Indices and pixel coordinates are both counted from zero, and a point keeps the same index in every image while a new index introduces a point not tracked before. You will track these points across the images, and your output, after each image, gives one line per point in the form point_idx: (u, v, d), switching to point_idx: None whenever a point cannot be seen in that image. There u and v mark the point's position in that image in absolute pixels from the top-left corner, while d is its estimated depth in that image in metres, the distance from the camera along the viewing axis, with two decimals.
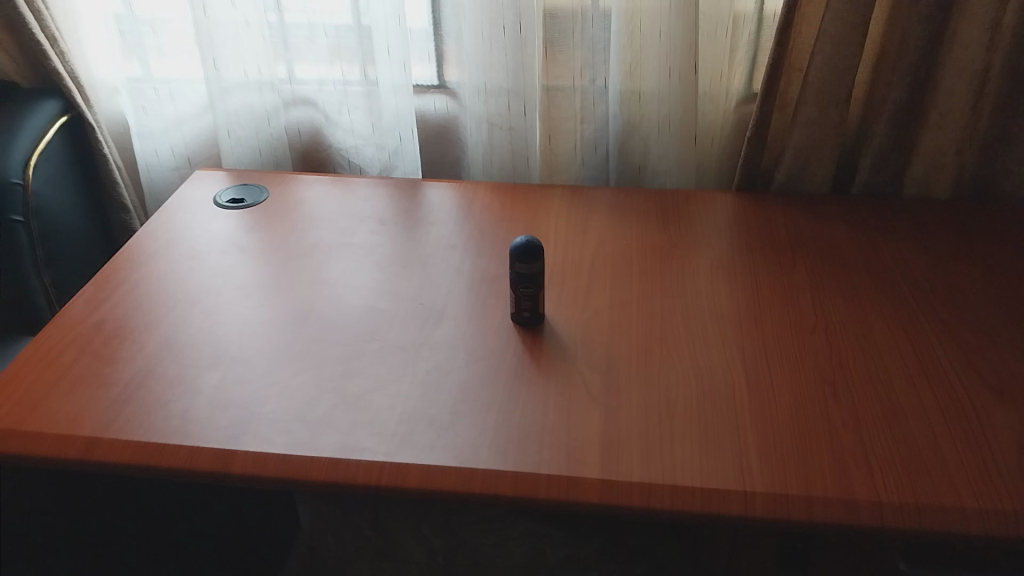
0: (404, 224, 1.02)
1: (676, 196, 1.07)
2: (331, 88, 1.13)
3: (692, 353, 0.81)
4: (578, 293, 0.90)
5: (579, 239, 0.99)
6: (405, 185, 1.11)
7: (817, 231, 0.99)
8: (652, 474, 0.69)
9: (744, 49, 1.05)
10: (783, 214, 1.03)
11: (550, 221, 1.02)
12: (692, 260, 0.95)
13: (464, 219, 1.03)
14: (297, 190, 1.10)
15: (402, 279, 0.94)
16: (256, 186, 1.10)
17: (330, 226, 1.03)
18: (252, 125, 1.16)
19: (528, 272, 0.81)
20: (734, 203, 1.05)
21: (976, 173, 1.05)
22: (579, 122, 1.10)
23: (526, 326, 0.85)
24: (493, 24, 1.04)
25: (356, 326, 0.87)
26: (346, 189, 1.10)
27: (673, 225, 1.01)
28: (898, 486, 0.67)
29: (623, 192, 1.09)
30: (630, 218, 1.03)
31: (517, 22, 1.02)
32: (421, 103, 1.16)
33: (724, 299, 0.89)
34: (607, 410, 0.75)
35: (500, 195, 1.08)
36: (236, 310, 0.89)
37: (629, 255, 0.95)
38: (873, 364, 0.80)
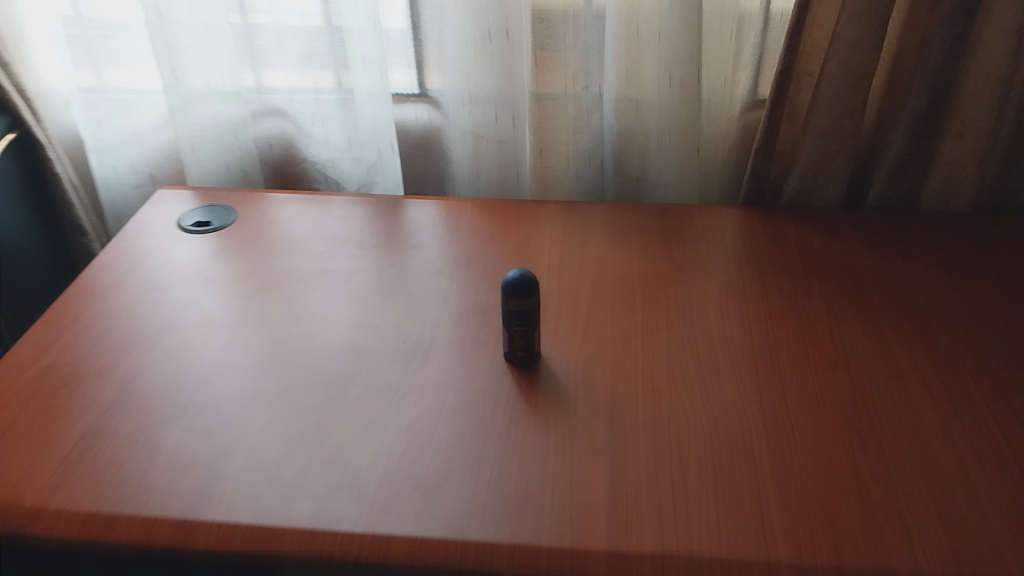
0: (386, 248, 0.94)
1: (676, 212, 0.99)
2: (303, 97, 1.05)
3: (702, 391, 0.73)
4: (575, 321, 0.81)
5: (574, 259, 0.90)
6: (386, 204, 1.03)
7: (831, 249, 0.92)
8: (664, 541, 0.60)
9: (750, 52, 0.97)
10: (793, 230, 0.95)
11: (545, 242, 0.94)
12: (696, 283, 0.87)
13: (451, 241, 0.95)
14: (270, 210, 1.02)
15: (383, 312, 0.84)
16: (223, 207, 1.02)
17: (304, 251, 0.93)
18: (217, 139, 1.07)
19: (523, 309, 0.73)
20: (739, 219, 0.97)
21: (998, 183, 0.98)
22: (573, 133, 1.03)
23: (521, 367, 0.76)
24: (477, 29, 0.96)
25: (332, 367, 0.77)
26: (322, 208, 1.02)
27: (675, 244, 0.93)
28: (938, 546, 0.59)
29: (621, 207, 1.01)
30: (629, 237, 0.95)
31: (503, 28, 0.94)
32: (401, 113, 1.08)
33: (733, 327, 0.81)
34: (611, 462, 0.66)
35: (489, 214, 1.00)
36: (200, 351, 0.80)
37: (630, 278, 0.87)
38: (899, 401, 0.72)
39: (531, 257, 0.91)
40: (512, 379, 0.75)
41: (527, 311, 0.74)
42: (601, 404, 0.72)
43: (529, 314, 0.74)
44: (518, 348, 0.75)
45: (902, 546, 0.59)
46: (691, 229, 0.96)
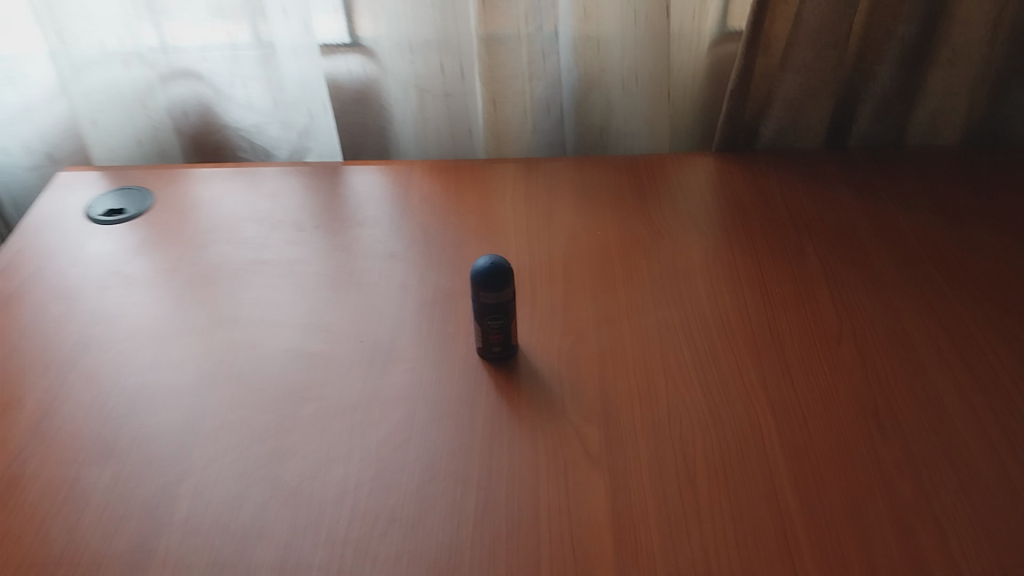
0: (329, 229, 0.83)
1: (649, 166, 0.91)
2: (217, 55, 0.91)
3: (704, 380, 0.66)
4: (553, 306, 0.73)
5: (544, 231, 0.82)
6: (325, 173, 0.91)
7: (819, 202, 0.85)
8: (682, 562, 0.54)
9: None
10: (776, 181, 0.88)
11: (507, 211, 0.85)
12: (682, 251, 0.79)
13: (404, 215, 0.85)
14: (192, 189, 0.90)
15: (333, 310, 0.73)
16: (138, 189, 0.89)
17: (235, 238, 0.82)
18: (123, 110, 0.93)
19: (498, 302, 0.64)
20: (716, 172, 0.90)
21: (986, 113, 0.92)
22: (528, 79, 0.90)
23: (495, 364, 0.68)
24: None
25: (282, 378, 0.67)
26: (251, 181, 0.90)
27: (652, 204, 0.85)
28: (970, 544, 0.55)
29: (588, 162, 0.92)
30: (601, 199, 0.86)
31: None
32: (331, 67, 0.93)
33: (727, 300, 0.74)
34: (613, 471, 0.60)
35: (442, 180, 0.90)
36: (125, 369, 0.69)
37: (609, 250, 0.79)
38: (912, 377, 0.67)
39: (495, 229, 0.82)
40: (489, 379, 0.67)
41: (503, 304, 0.64)
42: (594, 404, 0.65)
43: (504, 307, 0.65)
44: (494, 342, 0.67)
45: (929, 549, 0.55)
46: (667, 185, 0.88)
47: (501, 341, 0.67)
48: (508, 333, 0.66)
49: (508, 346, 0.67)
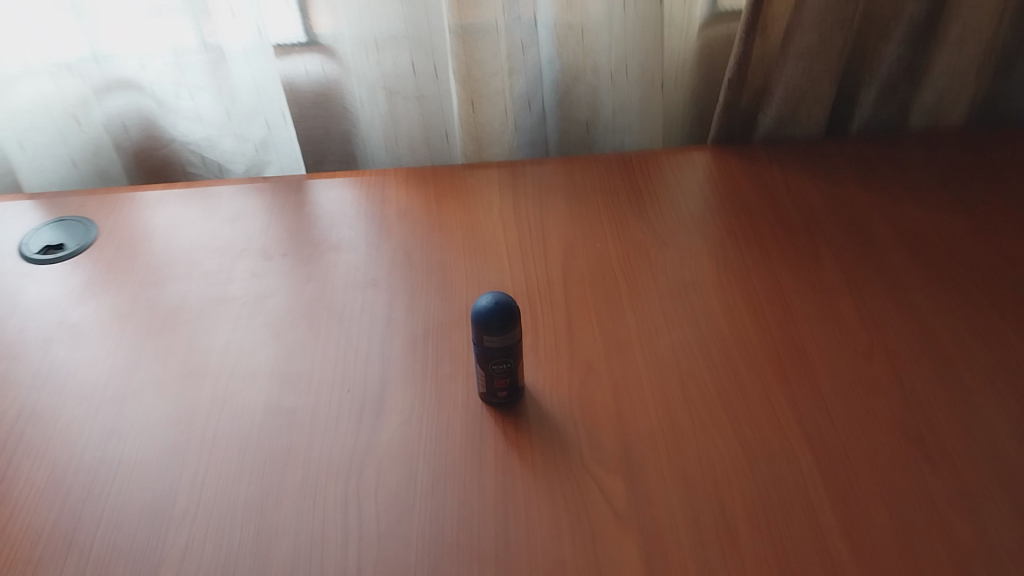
0: (299, 256, 0.75)
1: (643, 164, 0.84)
2: (158, 63, 0.81)
3: (731, 414, 0.60)
4: (557, 335, 0.66)
5: (538, 247, 0.75)
6: (289, 190, 0.83)
7: (829, 196, 0.79)
8: None
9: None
10: (780, 175, 0.82)
11: (493, 224, 0.78)
12: (690, 261, 0.73)
13: (380, 235, 0.77)
14: (141, 216, 0.80)
15: (311, 353, 0.65)
16: (79, 220, 0.80)
17: (194, 272, 0.73)
18: (53, 128, 0.83)
19: (503, 345, 0.58)
20: (715, 166, 0.83)
21: (989, 90, 0.87)
22: (508, 76, 0.82)
23: (500, 408, 0.61)
24: None
25: (260, 440, 0.59)
26: (207, 203, 0.82)
27: (650, 208, 0.79)
28: None
29: (576, 164, 0.85)
30: (595, 205, 0.79)
31: None
32: (287, 68, 0.84)
33: (745, 316, 0.68)
34: (645, 532, 0.54)
35: (420, 193, 0.82)
36: (81, 438, 0.60)
37: (611, 264, 0.73)
38: (953, 392, 0.61)
39: (485, 248, 0.75)
40: (495, 428, 0.60)
41: (509, 346, 0.58)
42: (613, 450, 0.58)
43: (510, 349, 0.58)
44: (501, 388, 0.60)
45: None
46: (663, 185, 0.81)
47: (509, 386, 0.60)
48: (515, 375, 0.60)
49: (517, 390, 0.61)
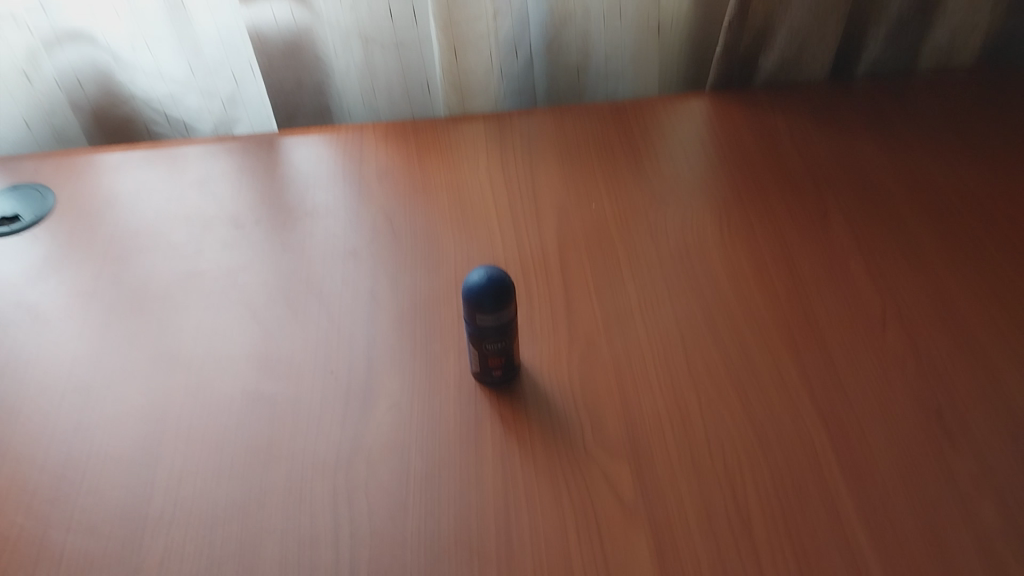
0: (273, 223, 0.70)
1: (639, 115, 0.79)
2: (111, 14, 0.74)
3: (739, 389, 0.57)
4: (554, 307, 0.63)
5: (530, 211, 0.70)
6: (260, 149, 0.77)
7: (835, 146, 0.75)
8: None
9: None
10: (785, 124, 0.77)
11: (481, 184, 0.73)
12: (691, 221, 0.69)
13: (361, 199, 0.72)
14: (101, 181, 0.75)
15: (291, 335, 0.61)
16: (34, 186, 0.74)
17: (161, 245, 0.68)
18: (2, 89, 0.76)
19: (497, 325, 0.53)
20: (715, 115, 0.78)
21: (1002, 27, 0.82)
22: (492, 20, 0.75)
23: (495, 388, 0.58)
24: None
25: (239, 431, 0.56)
26: (172, 165, 0.76)
27: (647, 163, 0.74)
28: None
29: (566, 114, 0.79)
30: (588, 162, 0.75)
31: None
32: (256, 14, 0.76)
33: (750, 281, 0.64)
34: (654, 520, 0.51)
35: (402, 150, 0.76)
36: (46, 434, 0.56)
37: (608, 227, 0.68)
38: (971, 359, 0.58)
39: (474, 212, 0.70)
40: (491, 409, 0.57)
41: (503, 325, 0.53)
42: (619, 434, 0.55)
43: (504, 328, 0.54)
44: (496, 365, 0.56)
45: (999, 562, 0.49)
46: (661, 139, 0.76)
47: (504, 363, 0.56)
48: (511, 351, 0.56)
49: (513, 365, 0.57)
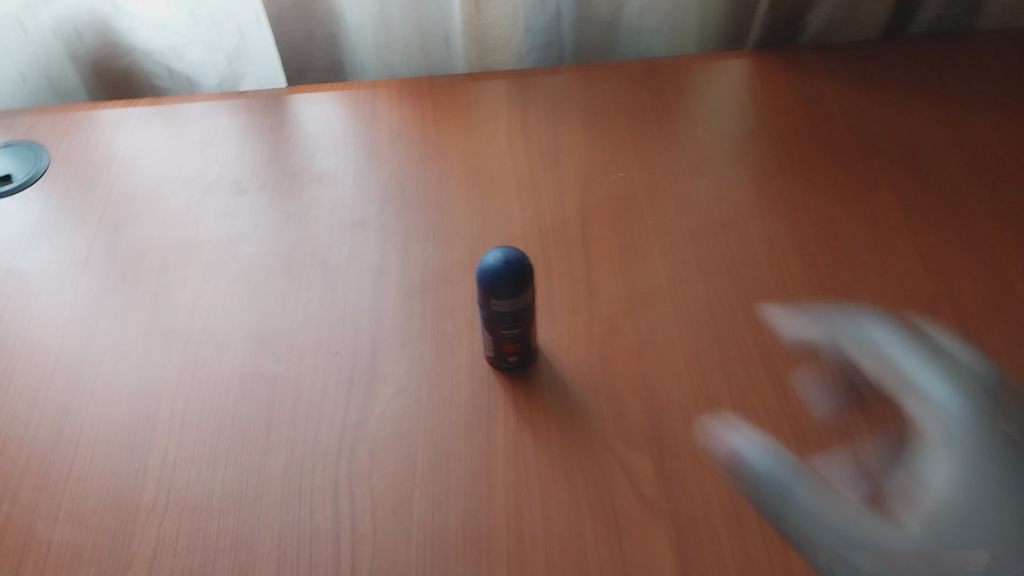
0: (279, 188, 0.66)
1: (672, 74, 0.73)
2: None
3: (775, 377, 0.53)
4: (575, 286, 0.58)
5: (552, 179, 0.66)
6: (266, 107, 0.73)
7: (886, 111, 0.69)
8: None
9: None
10: (832, 88, 0.71)
11: (501, 149, 0.68)
12: (726, 192, 0.64)
13: (372, 164, 0.67)
14: (99, 139, 0.71)
15: (292, 311, 0.58)
16: (28, 144, 0.70)
17: (159, 211, 0.65)
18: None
19: (514, 311, 0.49)
20: (756, 76, 0.72)
21: None
22: None
23: (510, 372, 0.54)
24: None
25: (235, 411, 0.53)
26: (174, 123, 0.72)
27: (681, 129, 0.69)
28: None
29: (594, 73, 0.74)
30: (617, 127, 0.69)
31: None
32: None
33: (789, 257, 0.59)
34: (679, 522, 0.47)
35: (417, 111, 0.72)
36: (34, 415, 0.54)
37: (636, 197, 0.64)
38: None
39: (492, 181, 0.66)
40: (505, 396, 0.53)
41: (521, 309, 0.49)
42: (643, 425, 0.51)
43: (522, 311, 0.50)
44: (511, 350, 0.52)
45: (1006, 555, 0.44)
46: (697, 104, 0.71)
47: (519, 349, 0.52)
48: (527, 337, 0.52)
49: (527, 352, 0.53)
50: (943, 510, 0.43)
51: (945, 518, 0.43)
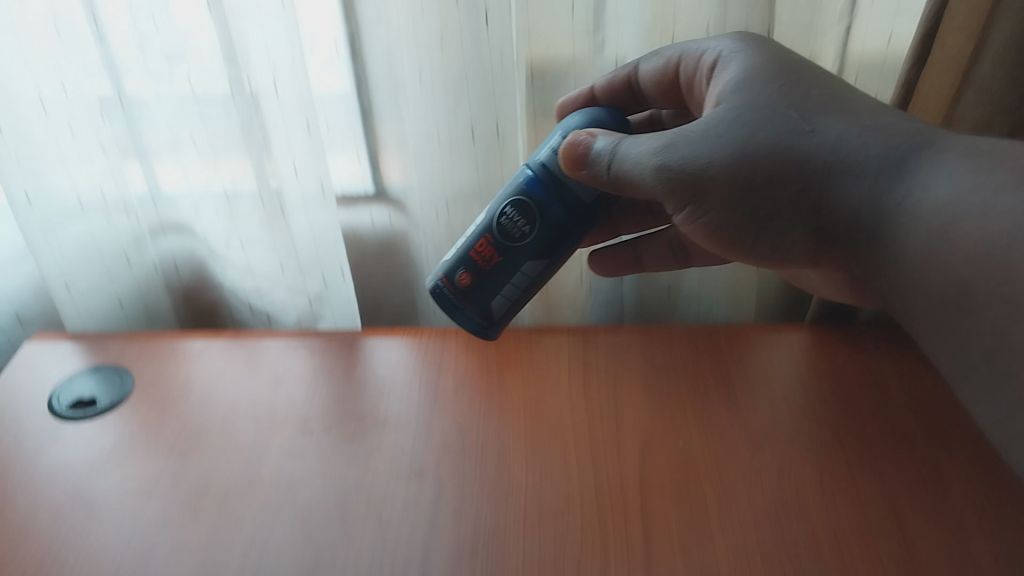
0: (343, 431, 0.68)
1: (732, 347, 0.76)
2: (209, 212, 0.80)
3: (779, 451, 0.65)
4: (633, 556, 0.56)
5: (611, 445, 0.66)
6: (341, 351, 0.77)
7: (950, 402, 0.69)
8: (743, 562, 0.56)
9: (835, 19, 0.71)
10: (895, 375, 0.72)
11: (562, 404, 0.70)
12: (787, 471, 0.63)
13: (436, 412, 0.70)
14: (180, 370, 0.75)
15: (343, 563, 0.57)
16: (115, 369, 0.75)
17: (227, 443, 0.67)
18: (103, 268, 0.81)
19: (532, 227, 0.59)
20: (815, 356, 0.75)
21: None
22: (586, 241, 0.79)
23: (475, 289, 0.62)
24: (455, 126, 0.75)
25: None
26: (251, 359, 0.76)
27: (742, 404, 0.69)
28: None
29: (656, 338, 0.77)
30: (675, 391, 0.71)
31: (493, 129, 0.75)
32: (353, 218, 0.85)
33: (848, 532, 0.58)
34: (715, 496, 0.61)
35: (483, 361, 0.75)
36: None
37: (692, 467, 0.63)
38: None
39: (553, 443, 0.66)
40: None
41: (576, 216, 0.59)
42: None
43: (567, 224, 0.59)
44: (495, 256, 0.61)
45: (859, 289, 0.59)
46: (758, 379, 0.72)
47: (505, 260, 0.61)
48: (511, 297, 0.63)
49: (483, 289, 0.62)
50: (724, 121, 0.56)
51: (757, 94, 0.56)
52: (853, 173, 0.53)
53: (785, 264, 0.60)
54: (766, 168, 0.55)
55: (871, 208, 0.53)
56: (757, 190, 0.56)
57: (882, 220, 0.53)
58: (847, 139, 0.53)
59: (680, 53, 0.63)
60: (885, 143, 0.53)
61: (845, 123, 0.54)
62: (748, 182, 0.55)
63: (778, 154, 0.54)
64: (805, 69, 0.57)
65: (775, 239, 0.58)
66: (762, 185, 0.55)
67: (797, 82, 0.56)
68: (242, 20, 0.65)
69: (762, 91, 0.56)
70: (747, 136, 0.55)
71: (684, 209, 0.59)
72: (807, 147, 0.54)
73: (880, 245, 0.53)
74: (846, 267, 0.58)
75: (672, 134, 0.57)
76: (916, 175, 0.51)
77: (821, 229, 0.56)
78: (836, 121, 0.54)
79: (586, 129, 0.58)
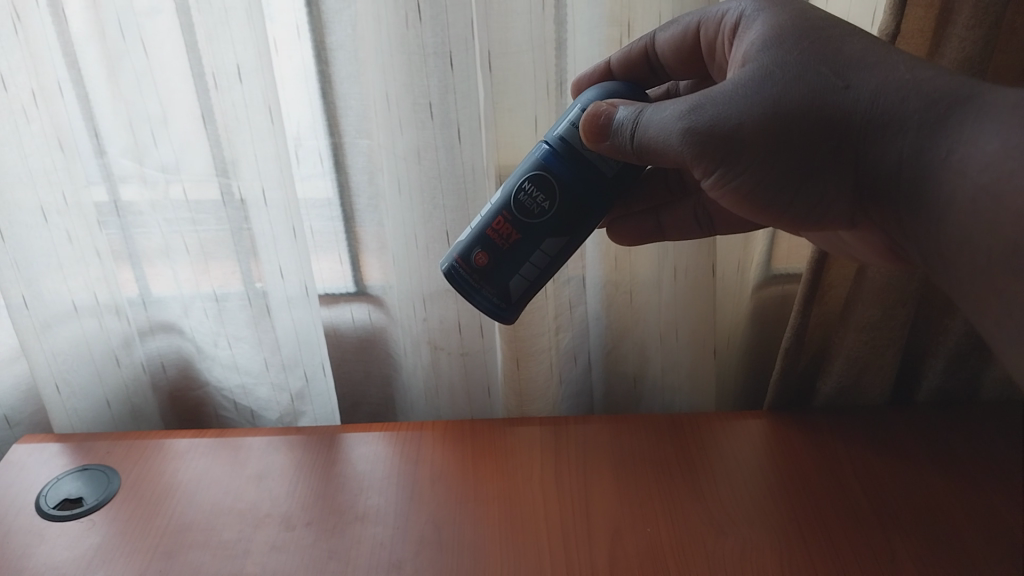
0: (324, 525, 0.70)
1: (694, 433, 0.80)
2: (198, 310, 0.85)
3: (741, 532, 0.68)
4: None
5: (582, 531, 0.69)
6: (321, 446, 0.80)
7: (898, 482, 0.74)
8: None
9: None
10: (847, 456, 0.77)
11: (535, 492, 0.73)
12: (749, 550, 0.66)
13: (414, 504, 0.72)
14: (165, 469, 0.77)
15: None
16: (101, 469, 0.77)
17: (211, 539, 0.69)
18: (92, 371, 0.84)
19: (548, 204, 0.60)
20: (772, 441, 0.79)
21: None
22: (555, 332, 0.84)
23: (490, 271, 0.62)
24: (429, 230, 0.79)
25: None
26: (234, 457, 0.79)
27: (704, 487, 0.73)
28: None
29: (624, 427, 0.81)
30: (641, 476, 0.75)
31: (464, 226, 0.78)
32: (333, 315, 0.90)
33: None
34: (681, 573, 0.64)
35: (459, 454, 0.78)
36: None
37: (660, 549, 0.66)
38: None
39: (526, 531, 0.69)
40: None
41: (598, 185, 0.60)
42: None
43: (584, 201, 0.60)
44: (511, 233, 0.61)
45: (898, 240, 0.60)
46: (718, 463, 0.76)
47: (520, 237, 0.61)
48: (526, 277, 0.63)
49: (498, 269, 0.62)
50: (751, 80, 0.56)
51: (783, 49, 0.56)
52: (898, 129, 0.53)
53: (825, 223, 0.60)
54: (795, 126, 0.55)
55: (913, 161, 0.53)
56: (790, 150, 0.56)
57: (924, 177, 0.53)
58: (883, 92, 0.53)
59: (699, 17, 0.64)
60: (927, 95, 0.52)
61: (880, 74, 0.54)
62: (776, 141, 0.55)
63: (812, 109, 0.55)
64: (833, 25, 0.57)
65: (814, 196, 0.58)
66: (793, 143, 0.55)
67: (821, 38, 0.56)
68: (231, 134, 0.70)
69: (789, 47, 0.56)
70: (776, 95, 0.55)
71: (713, 174, 0.58)
72: (841, 103, 0.54)
73: (922, 200, 0.53)
74: (885, 222, 0.59)
75: (697, 97, 0.57)
76: (962, 128, 0.51)
77: (861, 185, 0.57)
78: (873, 71, 0.54)
79: (606, 101, 0.59)
